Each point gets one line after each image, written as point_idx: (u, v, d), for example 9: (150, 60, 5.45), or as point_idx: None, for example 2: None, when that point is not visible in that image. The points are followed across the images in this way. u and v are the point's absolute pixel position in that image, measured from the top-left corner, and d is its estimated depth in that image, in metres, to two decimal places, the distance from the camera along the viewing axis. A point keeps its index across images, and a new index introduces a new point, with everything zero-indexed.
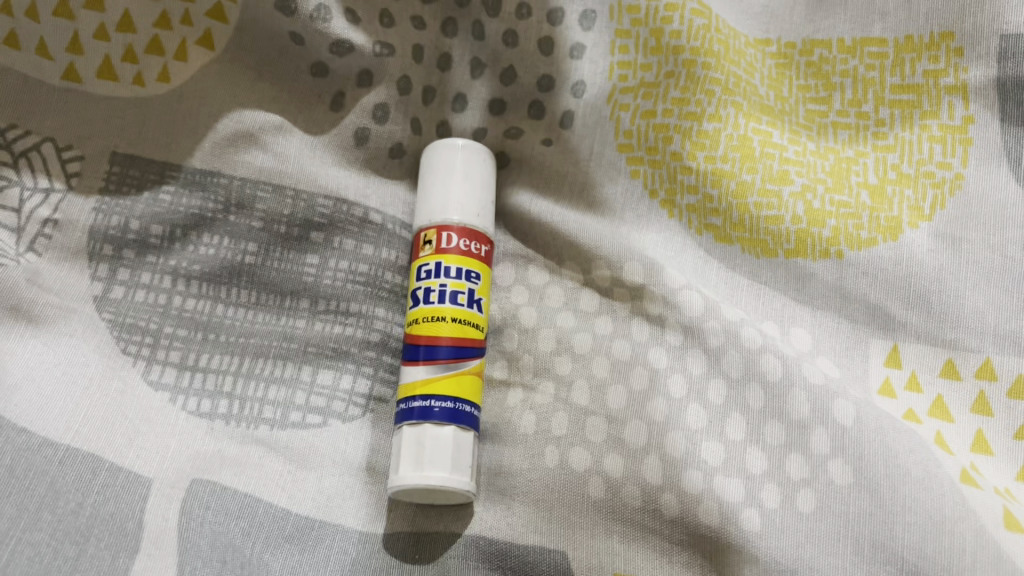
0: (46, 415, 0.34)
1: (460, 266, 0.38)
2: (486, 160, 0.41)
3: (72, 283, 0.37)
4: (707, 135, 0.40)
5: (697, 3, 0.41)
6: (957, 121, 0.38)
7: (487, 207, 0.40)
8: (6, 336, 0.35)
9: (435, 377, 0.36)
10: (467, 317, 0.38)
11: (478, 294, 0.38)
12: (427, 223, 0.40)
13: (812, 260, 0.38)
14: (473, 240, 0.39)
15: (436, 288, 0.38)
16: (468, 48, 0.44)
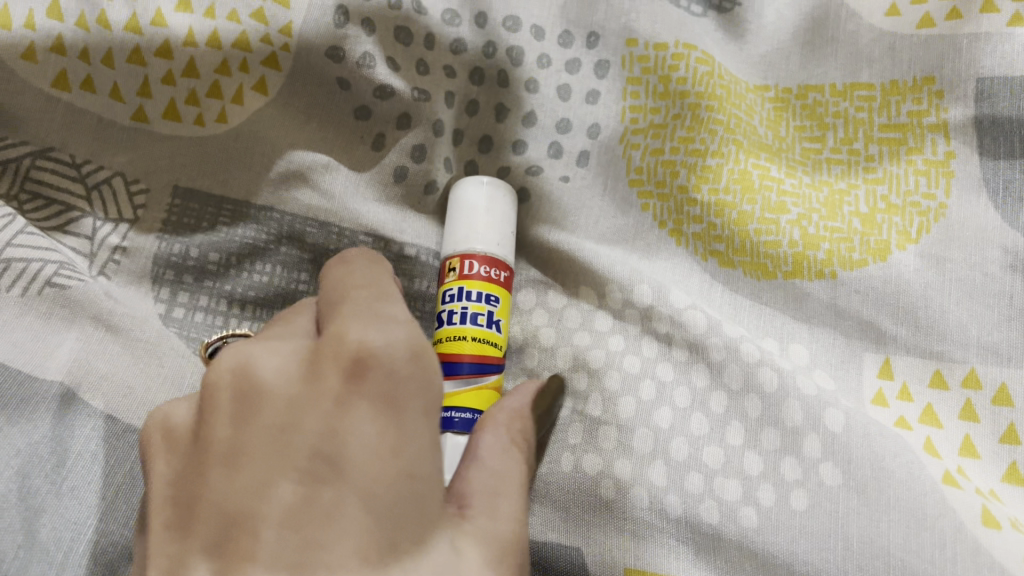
0: (129, 403, 0.39)
1: (481, 290, 0.41)
2: (508, 194, 0.44)
3: (137, 302, 0.43)
4: (710, 169, 0.44)
5: (701, 53, 0.45)
6: (939, 156, 0.42)
7: (509, 237, 0.43)
8: (90, 338, 0.40)
9: (457, 390, 0.39)
10: (488, 336, 0.40)
11: (497, 316, 0.41)
12: (452, 253, 0.42)
13: (808, 282, 0.41)
14: (494, 267, 0.41)
15: (458, 310, 0.40)
16: (492, 95, 0.47)
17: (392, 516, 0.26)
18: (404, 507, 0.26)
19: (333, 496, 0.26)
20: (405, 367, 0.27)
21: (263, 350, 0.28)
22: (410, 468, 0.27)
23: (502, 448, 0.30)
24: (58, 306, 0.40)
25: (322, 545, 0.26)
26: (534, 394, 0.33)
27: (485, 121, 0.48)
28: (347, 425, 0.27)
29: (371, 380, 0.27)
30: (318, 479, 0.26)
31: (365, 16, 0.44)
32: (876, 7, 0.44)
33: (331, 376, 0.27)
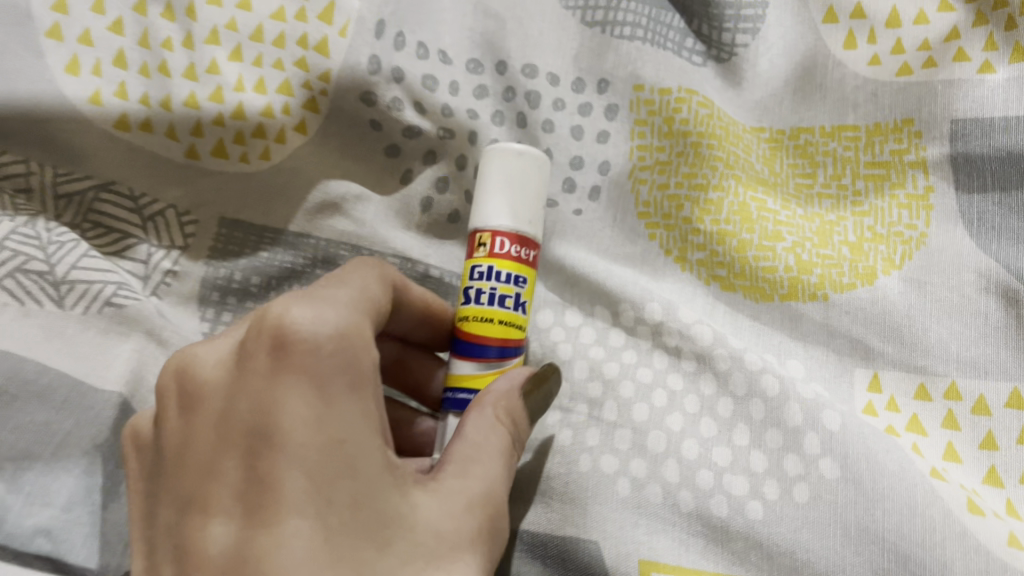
0: None
1: (510, 272, 0.40)
2: (542, 166, 0.42)
3: (186, 322, 0.48)
4: (712, 203, 0.48)
5: (701, 98, 0.50)
6: (920, 190, 0.46)
7: (540, 214, 0.42)
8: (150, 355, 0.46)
9: (476, 373, 0.40)
10: (514, 320, 0.40)
11: (523, 298, 0.40)
12: (483, 227, 0.41)
13: (803, 303, 0.45)
14: (523, 247, 0.41)
15: (487, 290, 0.40)
16: (513, 134, 0.51)
17: (325, 473, 0.31)
18: (335, 465, 0.32)
19: (269, 460, 0.31)
20: (319, 343, 0.33)
21: (211, 353, 0.35)
22: (337, 432, 0.32)
23: (486, 424, 0.37)
24: (114, 324, 0.46)
25: (268, 501, 0.31)
26: (522, 379, 0.39)
27: None
28: (274, 399, 0.32)
29: (285, 359, 0.32)
30: (257, 447, 0.32)
31: (396, 67, 0.49)
32: (859, 57, 0.48)
33: (261, 359, 0.33)
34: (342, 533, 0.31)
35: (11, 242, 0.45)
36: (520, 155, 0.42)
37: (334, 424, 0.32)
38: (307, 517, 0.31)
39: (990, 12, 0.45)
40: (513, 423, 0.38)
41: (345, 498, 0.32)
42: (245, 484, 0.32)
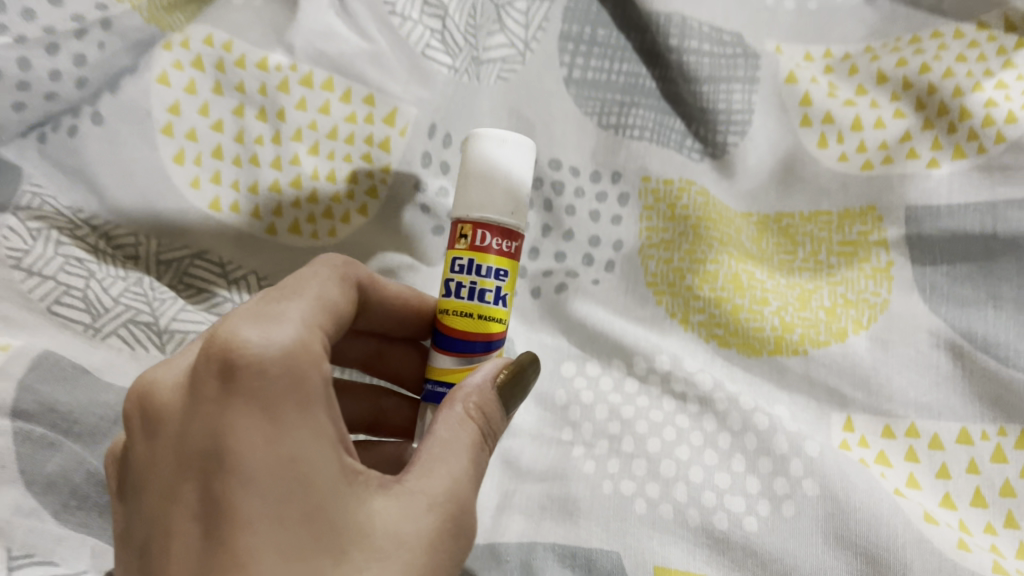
0: None
1: (491, 266, 0.41)
2: (525, 154, 0.43)
3: None
4: (710, 273, 0.57)
5: (697, 187, 0.60)
6: (883, 264, 0.55)
7: (524, 200, 0.43)
8: None
9: (458, 367, 0.42)
10: (495, 315, 0.42)
11: (504, 291, 0.42)
12: (464, 216, 0.42)
13: (787, 357, 0.54)
14: (506, 240, 0.42)
15: (467, 284, 0.41)
16: (540, 216, 0.61)
17: (283, 496, 0.29)
18: (291, 487, 0.30)
19: (222, 484, 0.29)
20: (267, 360, 0.31)
21: (162, 379, 0.34)
22: (291, 451, 0.30)
23: (455, 419, 0.36)
24: None
25: (223, 532, 0.29)
26: (494, 371, 0.40)
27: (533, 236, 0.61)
28: (225, 423, 0.30)
29: (233, 378, 0.31)
30: (209, 474, 0.30)
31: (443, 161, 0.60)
32: (830, 154, 0.58)
33: (208, 382, 0.31)
34: (299, 552, 0.29)
35: (124, 300, 0.54)
36: (504, 143, 0.43)
37: (289, 444, 0.30)
38: (269, 546, 0.29)
39: (936, 118, 0.56)
40: (486, 417, 0.37)
41: (300, 514, 0.30)
42: (199, 515, 0.30)
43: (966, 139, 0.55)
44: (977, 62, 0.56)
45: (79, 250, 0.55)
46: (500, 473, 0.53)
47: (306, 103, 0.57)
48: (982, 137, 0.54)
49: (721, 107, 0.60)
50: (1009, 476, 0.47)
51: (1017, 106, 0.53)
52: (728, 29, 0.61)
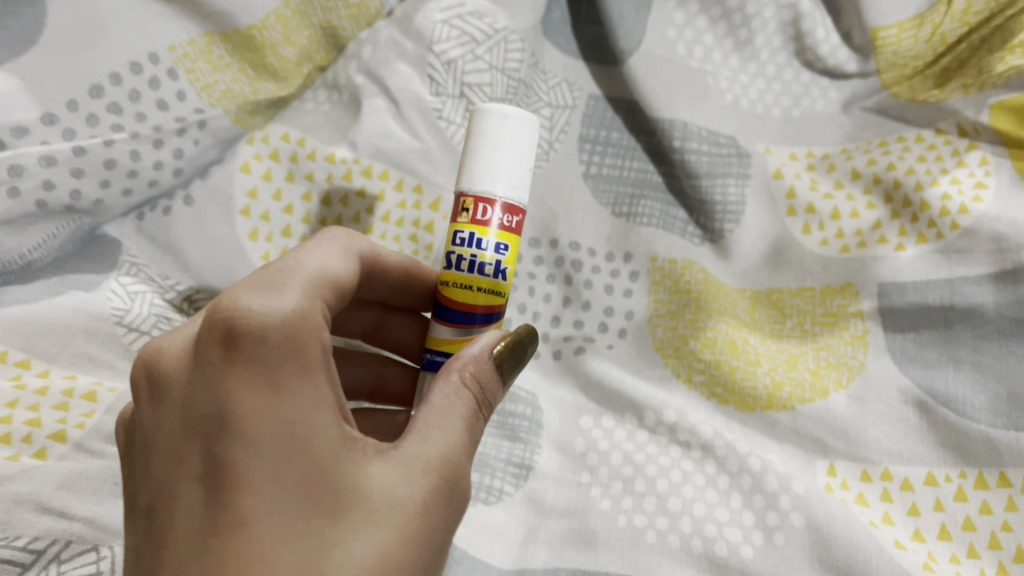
0: None
1: (491, 241, 0.47)
2: (527, 129, 0.49)
3: None
4: (710, 339, 0.65)
5: (698, 266, 0.69)
6: (860, 332, 0.63)
7: (523, 176, 0.49)
8: None
9: (457, 337, 0.49)
10: (493, 288, 0.48)
11: (502, 265, 0.48)
12: (468, 189, 0.48)
13: (778, 412, 0.62)
14: (506, 216, 0.48)
15: (469, 257, 0.48)
16: (561, 289, 0.70)
17: (281, 453, 0.36)
18: (290, 446, 0.37)
19: (227, 447, 0.36)
20: (266, 332, 0.37)
21: (170, 350, 0.41)
22: (290, 416, 0.37)
23: (452, 386, 0.42)
24: None
25: (228, 484, 0.36)
26: (492, 341, 0.46)
27: (555, 307, 0.70)
28: (231, 390, 0.37)
29: (236, 349, 0.37)
30: (215, 433, 0.37)
31: None
32: (813, 239, 0.68)
33: (214, 352, 0.38)
34: (299, 507, 0.36)
35: None
36: (508, 118, 0.48)
37: (287, 409, 0.37)
38: (267, 498, 0.36)
39: (901, 210, 0.65)
40: (479, 386, 0.44)
41: (300, 477, 0.37)
42: (205, 470, 0.37)
43: (927, 227, 0.63)
44: (936, 161, 0.65)
45: (167, 309, 0.65)
46: (525, 510, 0.60)
47: (365, 191, 0.68)
48: (939, 225, 0.63)
49: (718, 199, 0.70)
50: (970, 513, 0.54)
51: (967, 199, 0.62)
52: (723, 132, 0.71)
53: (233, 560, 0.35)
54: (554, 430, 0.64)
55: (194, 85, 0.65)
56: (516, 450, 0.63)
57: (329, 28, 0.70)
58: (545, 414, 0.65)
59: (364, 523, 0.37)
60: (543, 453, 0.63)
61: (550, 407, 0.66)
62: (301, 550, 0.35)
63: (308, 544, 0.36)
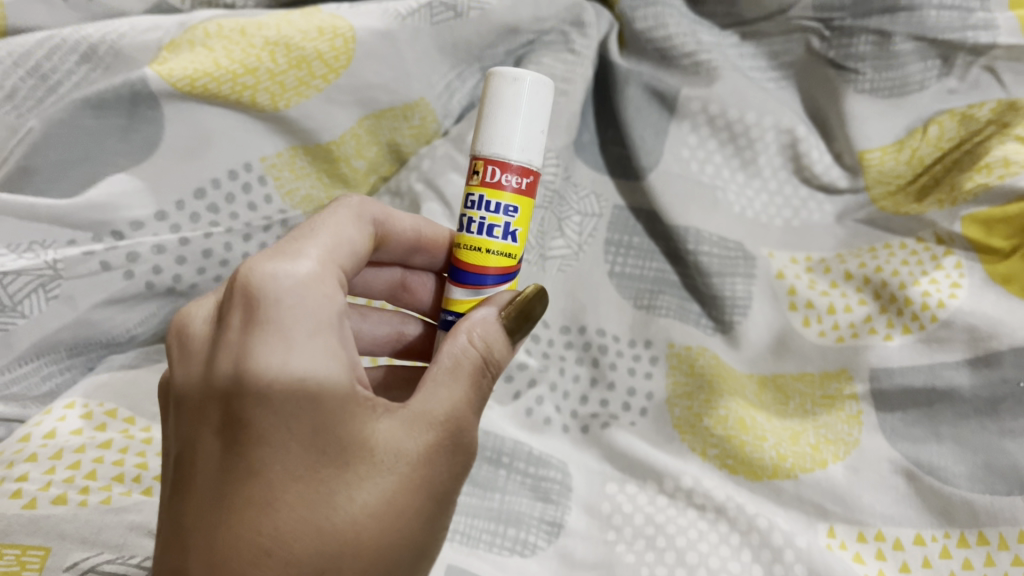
0: None
1: (499, 204, 0.51)
2: (537, 91, 0.52)
3: None
4: (722, 415, 0.74)
5: (710, 352, 0.78)
6: (854, 412, 0.71)
7: (534, 139, 0.52)
8: None
9: (467, 297, 0.54)
10: (505, 250, 0.53)
11: (511, 227, 0.52)
12: (480, 152, 0.52)
13: (783, 480, 0.69)
14: (515, 177, 0.51)
15: (480, 220, 0.52)
16: (587, 370, 0.79)
17: (292, 408, 0.42)
18: (301, 400, 0.42)
19: (245, 401, 0.43)
20: (280, 288, 0.45)
21: (200, 321, 0.49)
22: (300, 373, 0.43)
23: (461, 345, 0.48)
24: None
25: (244, 435, 0.42)
26: (503, 303, 0.52)
27: (584, 387, 0.79)
28: (250, 348, 0.44)
29: (254, 306, 0.45)
30: (236, 389, 0.44)
31: None
32: (812, 330, 0.77)
33: (236, 314, 0.46)
34: (309, 457, 0.42)
35: None
36: (518, 80, 0.51)
37: (299, 365, 0.43)
38: (277, 449, 0.42)
39: (889, 305, 0.74)
40: (486, 346, 0.49)
41: (310, 431, 0.43)
42: (226, 423, 0.44)
43: (911, 319, 0.72)
44: (918, 263, 0.74)
45: None
46: (557, 564, 0.67)
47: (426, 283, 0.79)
48: (922, 317, 0.71)
49: (727, 294, 0.79)
50: (954, 568, 0.61)
51: (945, 295, 0.70)
52: (732, 238, 0.82)
53: (249, 503, 0.41)
54: (581, 494, 0.72)
55: (279, 191, 0.78)
56: (549, 510, 0.70)
57: (394, 144, 0.84)
58: (575, 480, 0.73)
59: (369, 474, 0.43)
60: (572, 514, 0.70)
61: (579, 473, 0.73)
62: (308, 496, 0.42)
63: (314, 491, 0.42)
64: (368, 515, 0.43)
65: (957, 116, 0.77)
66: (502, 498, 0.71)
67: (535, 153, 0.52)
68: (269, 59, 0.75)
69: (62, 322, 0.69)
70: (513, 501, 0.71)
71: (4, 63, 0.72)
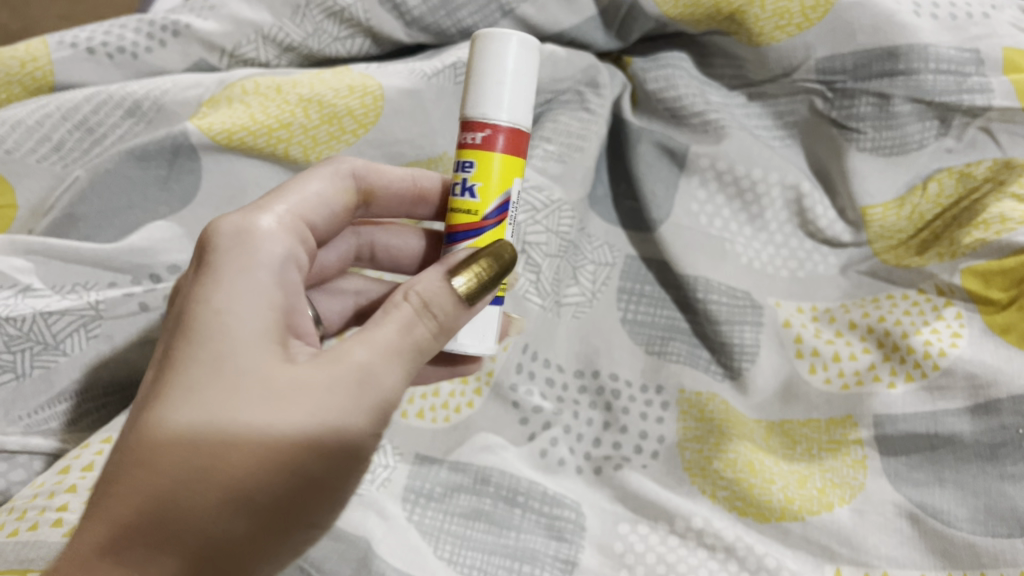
0: (404, 558, 0.68)
1: (462, 162, 0.57)
2: (498, 48, 0.54)
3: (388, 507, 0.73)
4: (731, 458, 0.76)
5: (720, 398, 0.81)
6: (859, 457, 0.74)
7: (490, 92, 0.54)
8: (365, 514, 0.71)
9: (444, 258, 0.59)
10: (468, 208, 0.56)
11: (468, 181, 0.56)
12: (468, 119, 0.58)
13: (790, 522, 0.72)
14: (473, 131, 0.55)
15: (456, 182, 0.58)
16: (600, 414, 0.83)
17: (203, 337, 0.47)
18: (211, 331, 0.47)
19: (175, 336, 0.48)
20: (225, 240, 0.52)
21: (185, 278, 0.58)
22: (218, 307, 0.48)
23: (393, 301, 0.51)
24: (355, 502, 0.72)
25: (167, 362, 0.47)
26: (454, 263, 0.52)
27: (598, 431, 0.82)
28: (191, 292, 0.50)
29: (205, 254, 0.52)
30: (175, 327, 0.49)
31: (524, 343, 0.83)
32: (818, 377, 0.80)
33: (195, 264, 0.53)
34: (207, 380, 0.45)
35: None
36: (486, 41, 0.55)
37: (219, 301, 0.48)
38: (182, 372, 0.46)
39: (891, 353, 0.77)
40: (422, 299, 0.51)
41: (212, 357, 0.46)
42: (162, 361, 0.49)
43: (913, 367, 0.74)
44: (919, 313, 0.77)
45: None
46: None
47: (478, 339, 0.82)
48: (924, 365, 0.73)
49: (736, 341, 0.83)
50: None
51: (945, 344, 0.73)
52: (740, 288, 0.85)
53: (146, 420, 0.45)
54: (595, 533, 0.74)
55: None
56: (562, 548, 0.72)
57: None
58: (588, 520, 0.75)
59: (257, 398, 0.45)
60: (585, 553, 0.72)
61: (592, 513, 0.76)
62: (193, 412, 0.44)
63: (202, 409, 0.44)
64: (246, 435, 0.44)
65: (955, 174, 0.80)
66: (517, 536, 0.72)
67: (494, 104, 0.54)
68: (303, 115, 0.80)
69: (99, 357, 0.72)
70: (527, 539, 0.72)
71: (54, 116, 0.77)
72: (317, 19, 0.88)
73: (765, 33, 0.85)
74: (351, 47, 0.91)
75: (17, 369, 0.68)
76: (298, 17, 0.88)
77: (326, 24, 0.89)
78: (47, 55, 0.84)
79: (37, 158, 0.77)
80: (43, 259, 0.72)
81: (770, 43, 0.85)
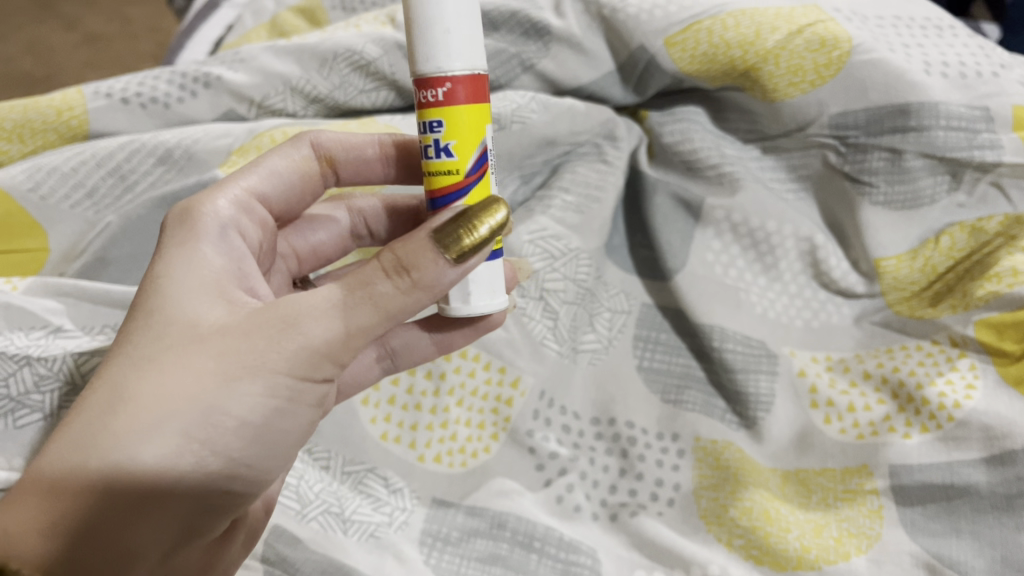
0: None
1: (430, 120, 0.54)
2: None
3: (404, 551, 0.73)
4: (746, 506, 0.76)
5: (735, 446, 0.82)
6: (875, 506, 0.74)
7: (444, 42, 0.52)
8: (382, 561, 0.72)
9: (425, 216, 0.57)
10: (451, 168, 0.55)
11: (443, 142, 0.55)
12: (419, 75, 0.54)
13: (807, 572, 0.71)
14: (436, 89, 0.53)
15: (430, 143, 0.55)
16: (615, 460, 0.83)
17: (149, 302, 0.52)
18: (153, 294, 0.52)
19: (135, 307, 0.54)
20: (176, 220, 0.58)
21: None
22: (161, 276, 0.53)
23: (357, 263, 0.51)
24: (374, 549, 0.73)
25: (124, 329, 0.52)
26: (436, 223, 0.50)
27: (614, 476, 0.82)
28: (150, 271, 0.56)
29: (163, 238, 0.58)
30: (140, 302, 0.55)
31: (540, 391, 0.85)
32: (833, 428, 0.80)
33: None
34: (150, 334, 0.50)
35: (355, 512, 0.76)
36: None
37: (164, 272, 0.54)
38: (129, 331, 0.51)
39: (906, 405, 0.77)
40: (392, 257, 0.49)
41: (155, 314, 0.51)
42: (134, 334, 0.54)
43: (928, 419, 0.75)
44: (933, 364, 0.78)
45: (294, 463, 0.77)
46: None
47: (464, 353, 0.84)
48: (939, 417, 0.74)
49: (752, 391, 0.84)
50: None
51: (960, 396, 0.74)
52: (755, 338, 0.87)
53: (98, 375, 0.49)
54: None
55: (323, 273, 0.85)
56: None
57: None
58: (604, 565, 0.75)
59: (185, 343, 0.48)
60: None
61: (608, 559, 0.76)
62: (130, 359, 0.49)
63: (139, 356, 0.49)
64: (167, 372, 0.47)
65: (966, 228, 0.82)
66: None
67: (450, 56, 0.52)
68: None
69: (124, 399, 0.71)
70: None
71: (88, 163, 0.81)
72: (344, 71, 0.91)
73: (779, 89, 0.87)
74: (376, 99, 0.93)
75: (45, 408, 0.66)
76: (325, 69, 0.91)
77: (352, 76, 0.91)
78: (82, 105, 0.87)
79: (70, 204, 0.79)
80: (74, 301, 0.75)
81: (784, 99, 0.87)
